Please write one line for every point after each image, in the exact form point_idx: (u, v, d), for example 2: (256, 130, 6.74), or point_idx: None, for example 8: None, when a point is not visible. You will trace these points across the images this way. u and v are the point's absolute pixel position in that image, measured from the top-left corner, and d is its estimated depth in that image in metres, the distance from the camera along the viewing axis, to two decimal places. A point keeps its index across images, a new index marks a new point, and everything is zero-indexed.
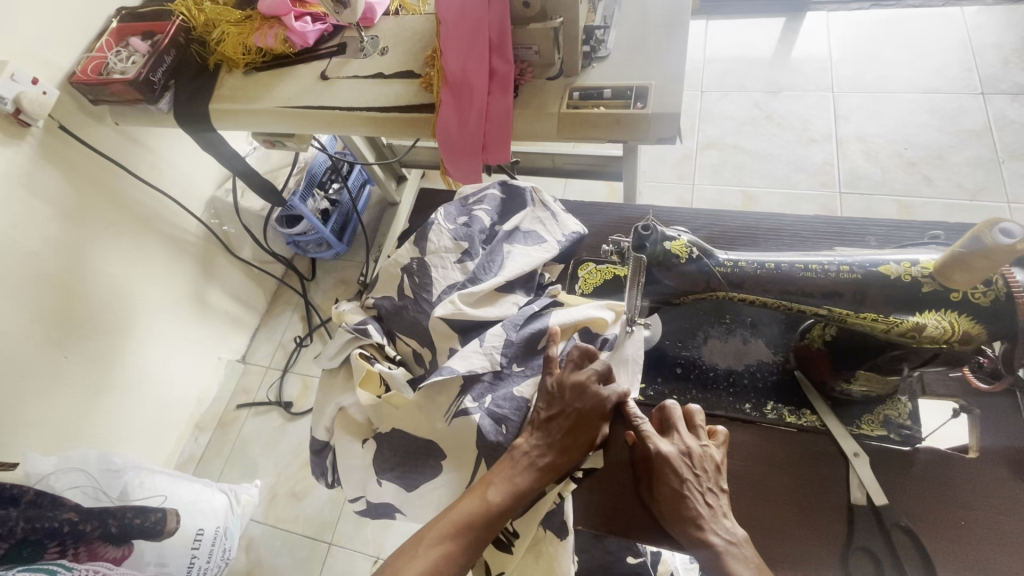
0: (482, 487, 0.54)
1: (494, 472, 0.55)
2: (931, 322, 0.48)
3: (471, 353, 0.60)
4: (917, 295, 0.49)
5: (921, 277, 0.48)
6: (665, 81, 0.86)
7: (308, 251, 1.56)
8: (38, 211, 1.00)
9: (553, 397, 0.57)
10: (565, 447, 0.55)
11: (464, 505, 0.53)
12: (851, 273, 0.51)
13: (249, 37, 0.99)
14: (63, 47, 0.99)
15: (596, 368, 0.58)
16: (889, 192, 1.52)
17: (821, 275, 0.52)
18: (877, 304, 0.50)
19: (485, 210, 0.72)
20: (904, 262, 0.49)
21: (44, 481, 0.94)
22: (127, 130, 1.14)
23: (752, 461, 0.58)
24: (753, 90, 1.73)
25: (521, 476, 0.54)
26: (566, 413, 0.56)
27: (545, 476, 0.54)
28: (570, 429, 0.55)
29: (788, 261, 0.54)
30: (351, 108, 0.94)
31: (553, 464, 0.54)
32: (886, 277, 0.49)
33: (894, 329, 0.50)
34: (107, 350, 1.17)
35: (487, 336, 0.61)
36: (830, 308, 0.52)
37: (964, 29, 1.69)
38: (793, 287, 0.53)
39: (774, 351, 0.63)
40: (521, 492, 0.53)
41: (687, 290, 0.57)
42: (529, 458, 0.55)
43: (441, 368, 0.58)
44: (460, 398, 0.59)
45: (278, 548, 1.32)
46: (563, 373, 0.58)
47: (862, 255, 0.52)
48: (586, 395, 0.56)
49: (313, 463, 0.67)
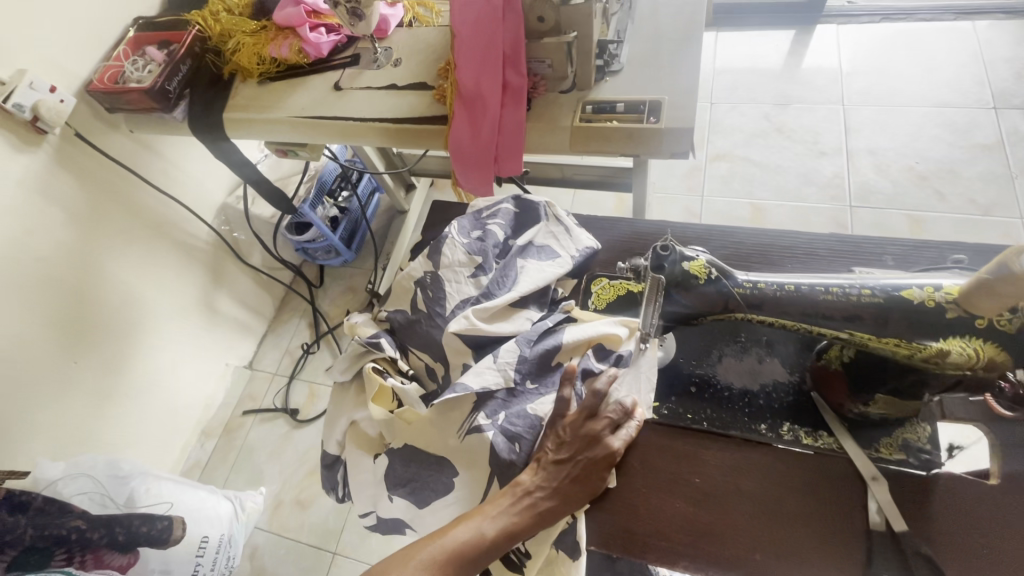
0: (478, 515, 0.54)
1: (489, 504, 0.55)
2: (956, 348, 0.48)
3: (483, 369, 0.60)
4: (941, 321, 0.48)
5: (944, 302, 0.48)
6: (678, 95, 0.86)
7: (317, 258, 1.56)
8: (51, 216, 1.01)
9: (563, 439, 0.57)
10: (569, 493, 0.55)
11: (457, 532, 0.53)
12: (873, 296, 0.50)
13: (265, 48, 0.99)
14: (81, 56, 1.00)
15: (611, 415, 0.58)
16: (900, 207, 1.51)
17: (841, 299, 0.51)
18: (899, 329, 0.50)
19: (499, 224, 0.72)
20: (926, 287, 0.49)
21: (52, 487, 0.96)
22: (141, 138, 1.15)
23: (768, 482, 0.57)
24: (763, 102, 1.73)
25: (519, 516, 0.54)
26: (576, 459, 0.56)
27: (544, 518, 0.54)
28: (578, 476, 0.56)
29: (807, 283, 0.53)
30: (364, 119, 0.94)
31: (553, 509, 0.54)
32: (908, 302, 0.49)
33: (917, 354, 0.50)
34: (115, 355, 1.17)
35: (502, 352, 0.61)
36: (851, 332, 0.52)
37: (975, 43, 1.69)
38: (812, 309, 0.53)
39: (790, 371, 0.62)
40: (514, 531, 0.53)
41: (705, 310, 0.57)
42: (530, 497, 0.55)
43: (455, 386, 0.58)
44: (474, 414, 0.58)
45: (282, 557, 1.32)
46: (577, 418, 0.58)
47: (882, 278, 0.51)
48: (597, 445, 0.57)
49: (323, 477, 0.67)
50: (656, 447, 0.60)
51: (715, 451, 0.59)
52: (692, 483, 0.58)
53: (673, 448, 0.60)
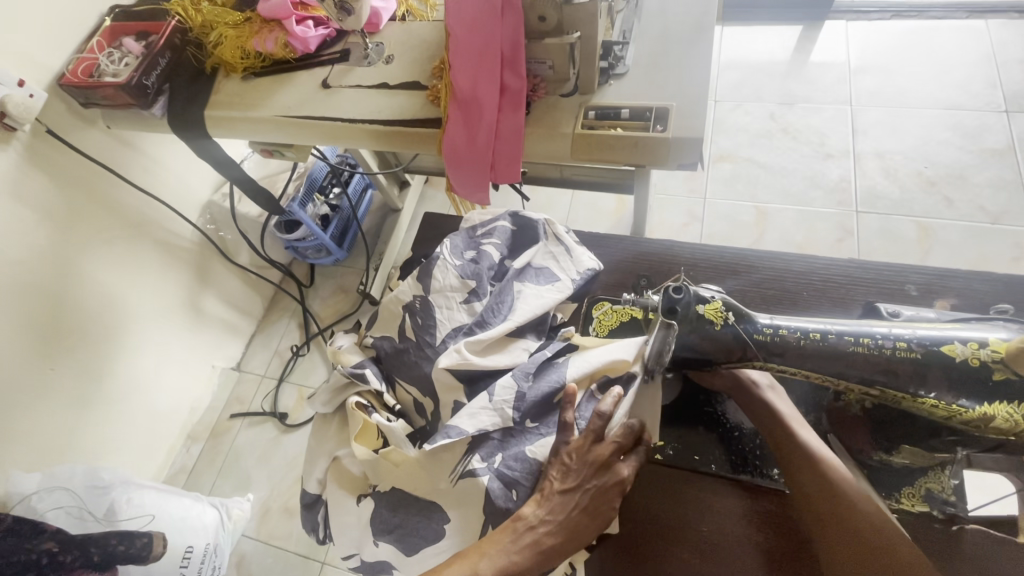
0: (475, 552, 0.51)
1: (487, 541, 0.51)
2: (1001, 414, 0.47)
3: (477, 409, 0.55)
4: (988, 382, 0.48)
5: (990, 361, 0.47)
6: (687, 101, 0.81)
7: (307, 257, 1.51)
8: (25, 218, 0.96)
9: (569, 467, 0.53)
10: (574, 527, 0.52)
11: (451, 572, 0.49)
12: (910, 351, 0.49)
13: (248, 41, 0.93)
14: (53, 46, 0.93)
15: (617, 439, 0.55)
16: (907, 213, 1.47)
17: (875, 351, 0.50)
18: (939, 386, 0.49)
19: (494, 243, 0.68)
20: (971, 343, 0.48)
21: (25, 503, 0.92)
22: (119, 133, 1.09)
23: (772, 526, 0.58)
24: (768, 100, 1.68)
25: (521, 554, 0.50)
26: (584, 488, 0.53)
27: (546, 556, 0.51)
28: (587, 507, 0.53)
29: (835, 332, 0.52)
30: (353, 121, 0.89)
31: (558, 545, 0.51)
32: (951, 358, 0.48)
33: (957, 416, 0.49)
34: (95, 361, 1.12)
35: (497, 389, 0.56)
36: (884, 389, 0.51)
37: (987, 43, 1.64)
38: (842, 361, 0.51)
39: (804, 410, 0.61)
40: (514, 570, 0.49)
41: (718, 356, 0.54)
42: (532, 533, 0.51)
43: (447, 430, 0.55)
44: (467, 458, 0.55)
45: (270, 566, 1.28)
46: (582, 443, 0.54)
47: (919, 329, 0.50)
48: (607, 472, 0.54)
49: (303, 517, 0.63)
50: (661, 492, 0.61)
51: (721, 499, 0.60)
52: (699, 533, 0.59)
53: (678, 493, 0.61)
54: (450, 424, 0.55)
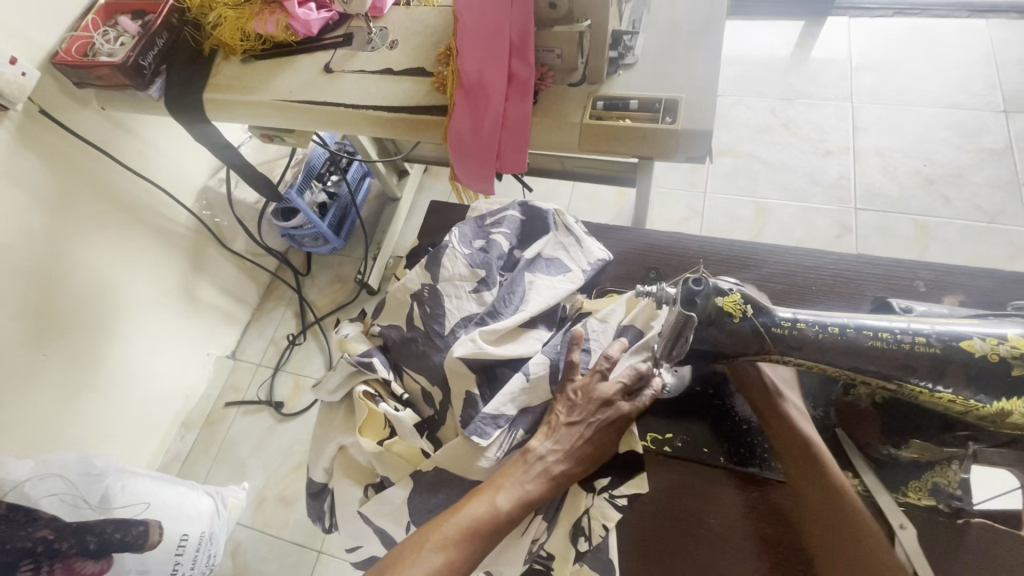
0: (492, 489, 0.51)
1: (502, 476, 0.52)
2: (1019, 409, 0.48)
3: (515, 392, 0.57)
4: (1008, 377, 0.48)
5: (1008, 357, 0.48)
6: (696, 94, 0.80)
7: (304, 245, 1.49)
8: (16, 200, 0.94)
9: (574, 403, 0.56)
10: (583, 456, 0.55)
11: (471, 509, 0.50)
12: (929, 346, 0.49)
13: (248, 23, 0.91)
14: (45, 23, 0.90)
15: (624, 379, 0.57)
16: (905, 211, 1.48)
17: (894, 346, 0.50)
18: (956, 382, 0.49)
19: (504, 233, 0.67)
20: (990, 338, 0.49)
21: (17, 490, 0.89)
22: (115, 116, 1.06)
23: (779, 524, 0.58)
24: (769, 96, 1.67)
25: (533, 484, 0.52)
26: (588, 421, 0.55)
27: (557, 483, 0.53)
28: (591, 438, 0.55)
29: (854, 327, 0.52)
30: (356, 106, 0.87)
31: (567, 472, 0.54)
32: (969, 354, 0.49)
33: (973, 411, 0.50)
34: (86, 348, 1.10)
35: (531, 368, 0.58)
36: (901, 384, 0.52)
37: (988, 43, 1.64)
38: (857, 356, 0.51)
39: (814, 406, 0.62)
40: (530, 500, 0.52)
41: (737, 349, 0.54)
42: (543, 463, 0.53)
43: (496, 420, 0.56)
44: (514, 431, 0.57)
45: (265, 555, 1.28)
46: (589, 381, 0.57)
47: (938, 324, 0.51)
48: (610, 406, 0.56)
49: (309, 505, 0.63)
50: (668, 484, 0.62)
51: (728, 490, 0.61)
52: (704, 523, 0.60)
53: (687, 486, 0.61)
54: (497, 413, 0.56)
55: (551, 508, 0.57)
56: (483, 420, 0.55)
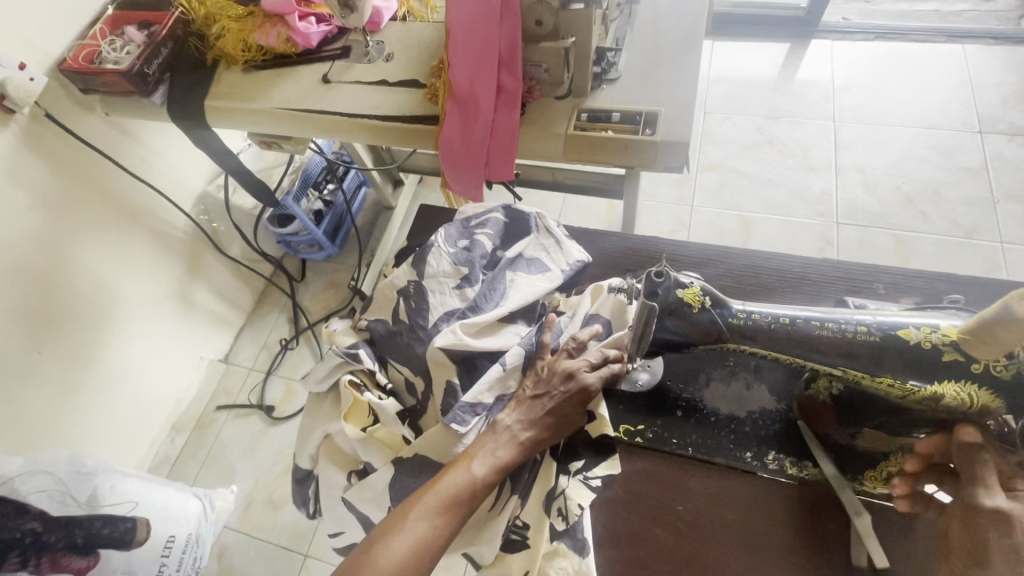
0: (467, 460, 0.55)
1: (475, 446, 0.56)
2: (950, 392, 0.52)
3: (492, 381, 0.60)
4: (938, 363, 0.52)
5: (941, 343, 0.51)
6: (675, 108, 0.84)
7: (300, 252, 1.51)
8: (19, 201, 0.96)
9: (540, 377, 0.60)
10: (549, 424, 0.57)
11: (450, 479, 0.54)
12: (870, 334, 0.54)
13: (251, 34, 0.95)
14: (55, 32, 0.94)
15: (591, 359, 0.61)
16: (885, 226, 1.53)
17: (837, 334, 0.55)
18: (894, 368, 0.53)
19: (487, 234, 0.71)
20: (924, 327, 0.52)
21: (8, 484, 0.88)
22: (118, 122, 1.10)
23: (749, 513, 0.61)
24: (756, 114, 1.73)
25: (503, 450, 0.56)
26: (552, 393, 0.58)
27: (526, 449, 0.56)
28: (555, 408, 0.58)
29: (802, 317, 0.57)
30: (352, 115, 0.91)
31: (534, 438, 0.57)
32: (905, 342, 0.52)
33: (909, 395, 0.54)
34: (81, 348, 1.12)
35: (508, 358, 0.61)
36: (845, 369, 0.56)
37: (964, 66, 1.71)
38: (807, 343, 0.56)
39: (777, 400, 0.65)
40: (503, 465, 0.55)
41: (697, 338, 0.59)
42: (511, 432, 0.57)
43: (474, 408, 0.58)
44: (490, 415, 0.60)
45: (251, 559, 1.28)
46: (555, 359, 0.61)
47: (880, 315, 0.55)
48: (572, 379, 0.59)
49: (295, 492, 0.65)
50: (641, 472, 0.64)
51: (700, 480, 0.63)
52: (674, 510, 0.62)
53: (659, 474, 0.64)
54: (475, 402, 0.59)
55: (523, 487, 0.60)
56: (462, 409, 0.58)
